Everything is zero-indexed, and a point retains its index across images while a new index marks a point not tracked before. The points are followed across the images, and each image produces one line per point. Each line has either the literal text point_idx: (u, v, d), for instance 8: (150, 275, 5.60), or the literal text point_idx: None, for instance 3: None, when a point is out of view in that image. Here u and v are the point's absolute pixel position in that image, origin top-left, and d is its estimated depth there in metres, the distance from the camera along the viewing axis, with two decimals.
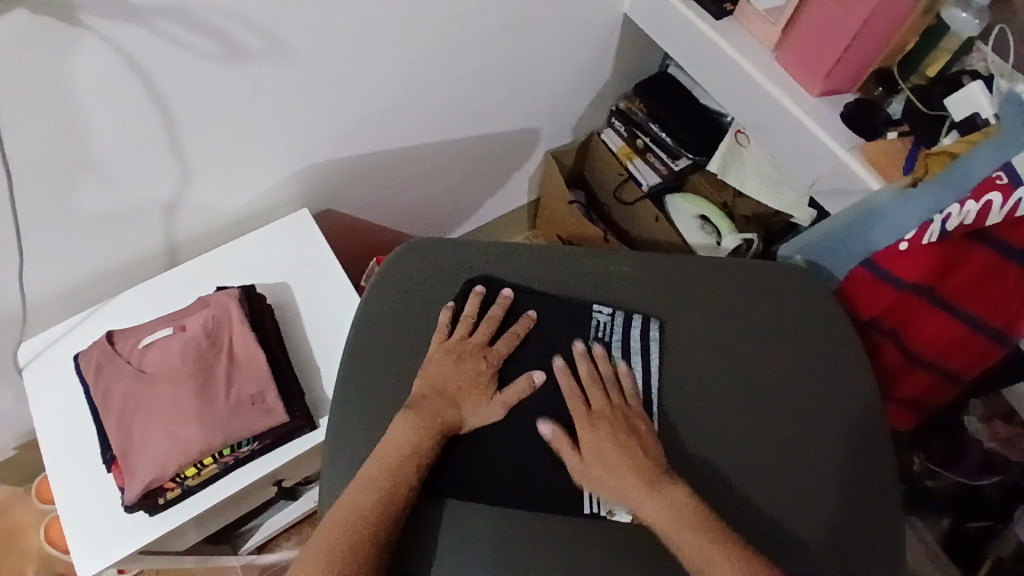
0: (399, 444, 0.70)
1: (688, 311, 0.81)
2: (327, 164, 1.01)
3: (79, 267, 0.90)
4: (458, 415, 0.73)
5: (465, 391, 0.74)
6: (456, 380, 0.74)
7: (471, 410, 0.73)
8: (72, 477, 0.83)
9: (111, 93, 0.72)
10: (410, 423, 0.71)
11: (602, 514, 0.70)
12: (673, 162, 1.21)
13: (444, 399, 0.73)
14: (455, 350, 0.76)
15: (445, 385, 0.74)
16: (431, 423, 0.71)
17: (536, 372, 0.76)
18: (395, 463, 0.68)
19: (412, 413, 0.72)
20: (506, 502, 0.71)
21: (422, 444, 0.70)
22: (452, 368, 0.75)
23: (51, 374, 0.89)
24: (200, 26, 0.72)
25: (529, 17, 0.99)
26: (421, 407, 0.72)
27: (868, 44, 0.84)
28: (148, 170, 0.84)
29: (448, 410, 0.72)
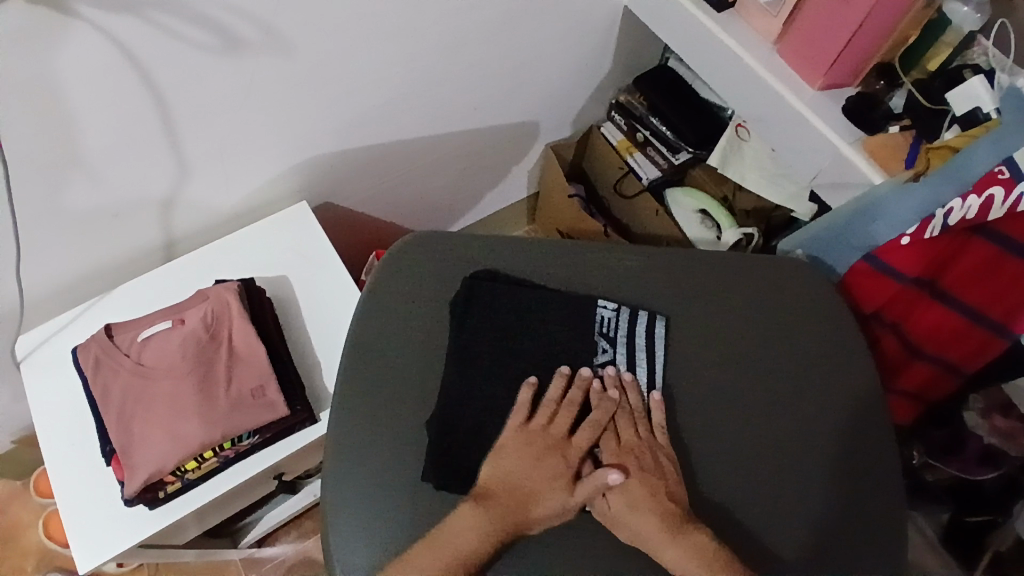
0: (455, 543, 0.67)
1: (689, 304, 0.81)
2: (327, 157, 1.01)
3: (76, 261, 0.89)
4: (526, 518, 0.69)
5: (507, 434, 0.73)
6: (531, 480, 0.70)
7: (546, 505, 0.70)
8: (71, 471, 0.83)
9: (108, 86, 0.72)
10: (474, 525, 0.67)
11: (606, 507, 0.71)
12: (673, 156, 1.21)
13: (518, 502, 0.69)
14: (530, 439, 0.72)
15: (518, 483, 0.70)
16: (501, 529, 0.68)
17: (614, 471, 0.71)
18: (448, 562, 0.66)
19: (475, 514, 0.68)
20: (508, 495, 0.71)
21: (483, 548, 0.67)
22: (531, 465, 0.71)
23: (49, 369, 0.88)
24: (198, 18, 0.71)
25: (529, 10, 0.98)
26: (487, 507, 0.68)
27: (871, 38, 0.84)
28: (147, 163, 0.83)
29: (480, 461, 0.71)
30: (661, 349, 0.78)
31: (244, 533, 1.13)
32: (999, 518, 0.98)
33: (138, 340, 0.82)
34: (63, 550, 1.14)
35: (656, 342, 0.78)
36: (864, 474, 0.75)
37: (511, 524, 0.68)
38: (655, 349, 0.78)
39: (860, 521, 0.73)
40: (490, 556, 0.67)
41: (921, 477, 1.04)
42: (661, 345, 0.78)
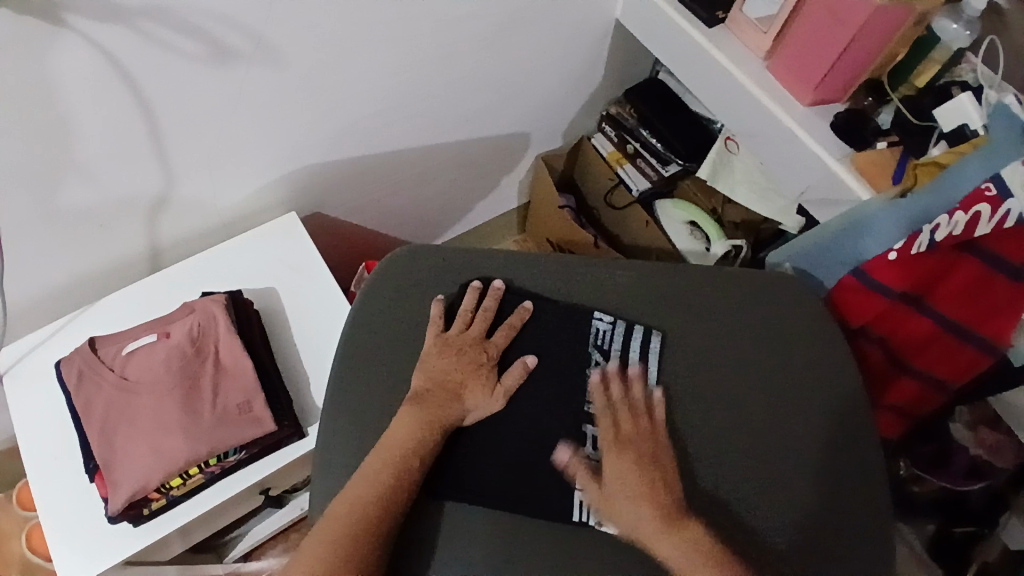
0: (401, 441, 0.70)
1: (681, 322, 0.81)
2: (317, 168, 1.00)
3: (60, 271, 0.88)
4: (459, 406, 0.73)
5: (467, 381, 0.74)
6: (456, 372, 0.74)
7: (465, 393, 0.74)
8: (53, 485, 0.82)
9: (94, 94, 0.71)
10: (409, 417, 0.71)
11: (593, 524, 0.70)
12: (662, 167, 1.21)
13: (448, 392, 0.74)
14: (452, 342, 0.77)
15: (446, 378, 0.74)
16: (430, 415, 0.72)
17: (527, 355, 0.77)
18: (397, 460, 0.69)
19: (414, 410, 0.72)
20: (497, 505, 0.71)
21: (426, 437, 0.70)
22: (451, 362, 0.75)
23: (32, 381, 0.87)
24: (187, 28, 0.71)
25: (521, 22, 0.99)
26: (423, 403, 0.72)
27: (859, 56, 0.84)
28: (134, 172, 0.82)
29: (450, 403, 0.73)
30: (655, 363, 0.78)
31: (228, 547, 1.11)
32: (984, 530, 1.00)
33: (123, 354, 0.81)
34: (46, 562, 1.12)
35: (652, 356, 0.78)
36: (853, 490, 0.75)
37: (442, 411, 0.72)
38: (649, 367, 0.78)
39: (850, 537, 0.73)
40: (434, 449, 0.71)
41: (908, 489, 1.05)
42: (656, 359, 0.78)
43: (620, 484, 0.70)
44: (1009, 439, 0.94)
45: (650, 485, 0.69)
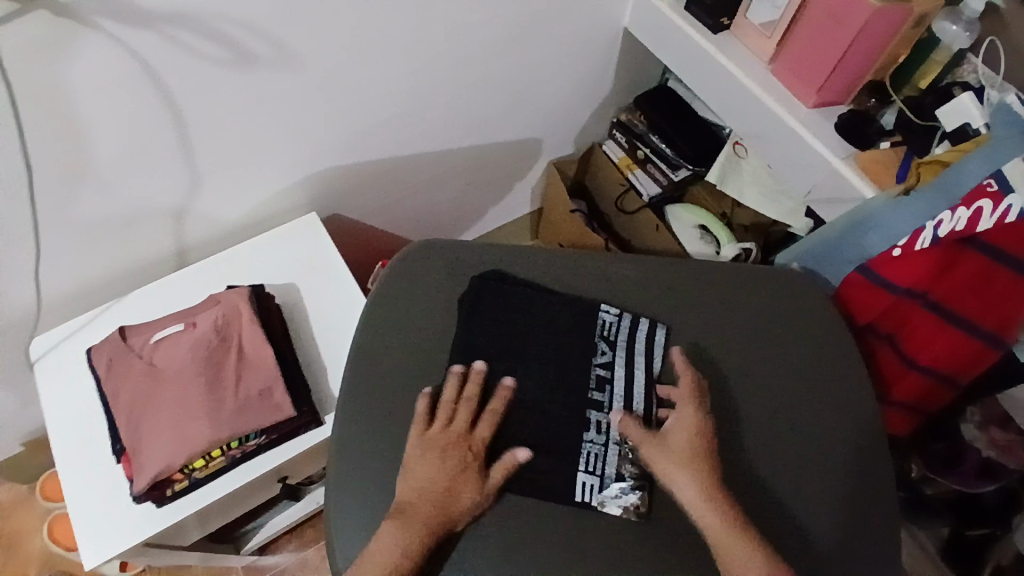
0: (385, 553, 0.66)
1: (680, 317, 0.83)
2: (336, 169, 1.05)
3: (92, 265, 0.92)
4: (450, 519, 0.69)
5: (453, 488, 0.70)
6: (442, 478, 0.70)
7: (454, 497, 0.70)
8: (81, 468, 0.85)
9: (128, 94, 0.75)
10: (395, 533, 0.67)
11: (595, 505, 0.72)
12: (672, 172, 1.24)
13: (438, 498, 0.69)
14: (435, 445, 0.72)
15: (432, 486, 0.70)
16: (419, 518, 0.68)
17: (519, 448, 0.73)
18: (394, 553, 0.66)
19: (403, 516, 0.68)
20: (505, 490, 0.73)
21: (419, 539, 0.67)
22: (438, 466, 0.71)
23: (64, 369, 0.91)
24: (215, 32, 0.75)
25: (531, 29, 1.03)
26: (410, 513, 0.68)
27: (861, 57, 0.87)
28: (162, 172, 0.87)
29: (436, 512, 0.69)
30: (659, 356, 0.81)
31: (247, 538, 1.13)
32: (998, 530, 0.99)
33: (151, 342, 0.85)
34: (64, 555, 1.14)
35: (656, 349, 0.81)
36: (858, 481, 0.76)
37: (432, 514, 0.68)
38: (653, 357, 0.80)
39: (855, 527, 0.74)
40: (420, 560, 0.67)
41: (919, 490, 1.04)
42: (660, 352, 0.81)
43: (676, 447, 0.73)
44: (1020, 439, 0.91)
45: (700, 457, 0.72)
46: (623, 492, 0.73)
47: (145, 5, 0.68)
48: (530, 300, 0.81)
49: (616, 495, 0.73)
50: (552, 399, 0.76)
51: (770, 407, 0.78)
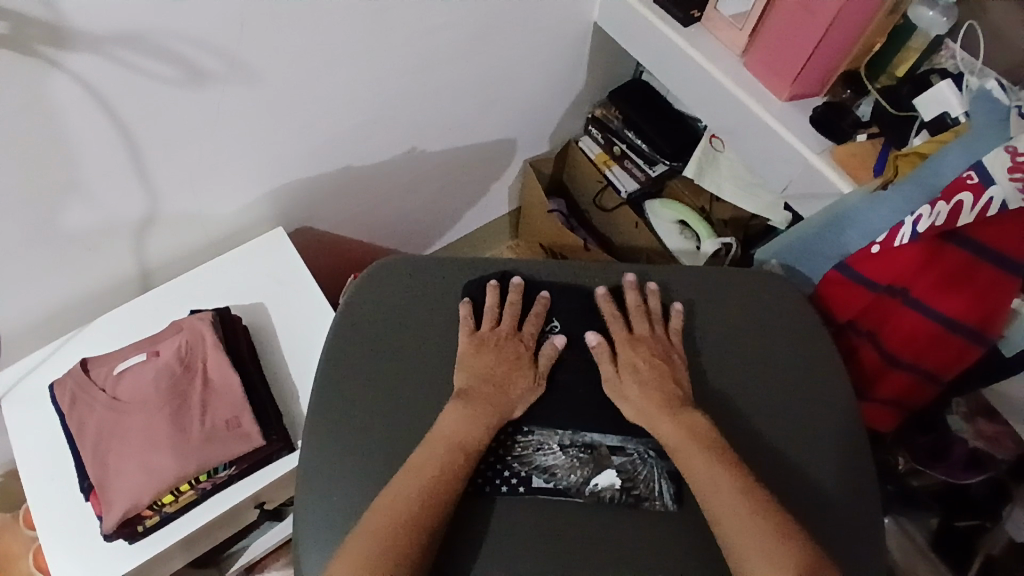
0: (456, 431, 0.71)
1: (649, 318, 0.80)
2: (300, 184, 1.01)
3: (53, 294, 0.90)
4: (506, 401, 0.74)
5: (510, 374, 0.76)
6: (499, 368, 0.76)
7: (513, 391, 0.75)
8: (52, 505, 0.83)
9: (76, 119, 0.72)
10: (455, 426, 0.71)
11: (610, 458, 0.73)
12: (650, 169, 1.20)
13: (493, 388, 0.74)
14: (498, 329, 0.79)
15: (489, 374, 0.75)
16: (477, 410, 0.72)
17: (556, 337, 0.79)
18: (442, 457, 0.69)
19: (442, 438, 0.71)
20: (520, 491, 0.71)
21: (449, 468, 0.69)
22: (493, 358, 0.76)
23: (27, 405, 0.88)
24: (160, 53, 0.72)
25: (497, 28, 0.99)
26: (471, 402, 0.73)
27: (833, 48, 0.84)
28: (116, 196, 0.84)
29: (499, 399, 0.74)
30: (495, 288, 0.82)
31: (233, 559, 1.12)
32: (988, 522, 0.99)
33: (114, 374, 0.82)
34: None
35: (487, 284, 0.82)
36: (863, 489, 0.73)
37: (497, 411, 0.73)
38: (398, 282, 0.82)
39: (857, 540, 0.71)
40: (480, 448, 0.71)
41: (907, 483, 1.04)
42: (489, 289, 0.82)
43: (635, 372, 0.75)
44: (1006, 429, 0.93)
45: (656, 376, 0.75)
46: (620, 444, 0.74)
47: (86, 28, 0.65)
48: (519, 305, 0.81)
49: (616, 467, 0.72)
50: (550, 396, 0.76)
51: (750, 398, 0.76)
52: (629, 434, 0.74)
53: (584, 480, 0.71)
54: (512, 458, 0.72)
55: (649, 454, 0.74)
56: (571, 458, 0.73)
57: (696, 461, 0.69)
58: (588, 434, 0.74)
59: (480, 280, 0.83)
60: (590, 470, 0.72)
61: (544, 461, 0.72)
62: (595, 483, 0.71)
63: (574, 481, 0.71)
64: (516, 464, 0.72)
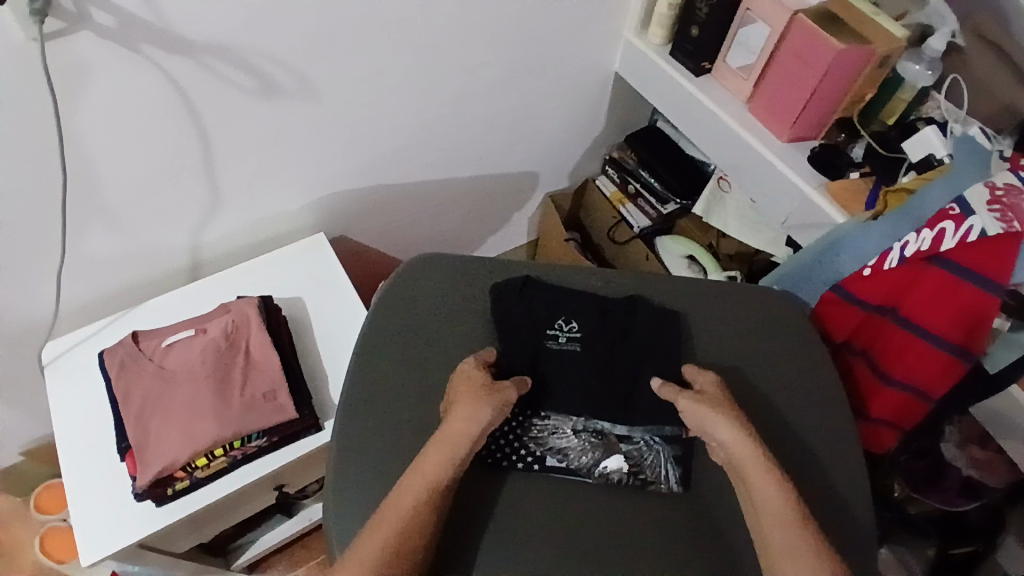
0: (398, 516, 0.68)
1: (654, 322, 0.86)
2: (344, 194, 1.11)
3: (112, 276, 0.98)
4: (470, 422, 0.73)
5: (466, 398, 0.75)
6: (458, 400, 0.76)
7: (466, 434, 0.73)
8: (86, 467, 0.88)
9: (161, 114, 0.83)
10: (409, 495, 0.69)
11: (619, 440, 0.80)
12: (662, 206, 1.29)
13: (458, 418, 0.74)
14: (460, 375, 0.79)
15: (451, 412, 0.75)
16: (453, 449, 0.72)
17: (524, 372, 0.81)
18: (407, 512, 0.68)
19: (408, 490, 0.70)
20: (535, 469, 0.78)
21: (412, 524, 0.67)
22: (453, 398, 0.77)
23: (72, 373, 0.95)
24: (241, 64, 0.83)
25: (529, 70, 1.12)
26: (443, 434, 0.73)
27: (828, 96, 0.95)
28: (181, 190, 0.93)
29: (460, 424, 0.73)
30: (520, 287, 0.88)
31: (240, 552, 1.14)
32: (982, 547, 1.02)
33: (162, 346, 0.89)
34: (55, 567, 1.19)
35: (515, 282, 0.88)
36: (854, 490, 0.78)
37: (461, 434, 0.73)
38: (427, 275, 0.91)
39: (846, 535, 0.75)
40: (427, 515, 0.68)
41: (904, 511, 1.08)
42: (516, 287, 0.88)
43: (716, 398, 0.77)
44: (999, 455, 0.97)
45: (732, 407, 0.77)
46: (629, 433, 0.81)
47: (187, 36, 0.77)
48: (542, 302, 0.87)
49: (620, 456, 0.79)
50: (567, 387, 0.82)
51: (749, 401, 0.83)
52: (636, 425, 0.81)
53: (594, 462, 0.78)
54: (529, 439, 0.79)
55: (654, 441, 0.80)
56: (583, 441, 0.80)
57: (766, 489, 0.71)
58: (599, 422, 0.81)
59: (507, 282, 0.89)
60: (600, 453, 0.79)
61: (558, 443, 0.79)
62: (605, 466, 0.78)
63: (585, 462, 0.78)
64: (533, 444, 0.79)
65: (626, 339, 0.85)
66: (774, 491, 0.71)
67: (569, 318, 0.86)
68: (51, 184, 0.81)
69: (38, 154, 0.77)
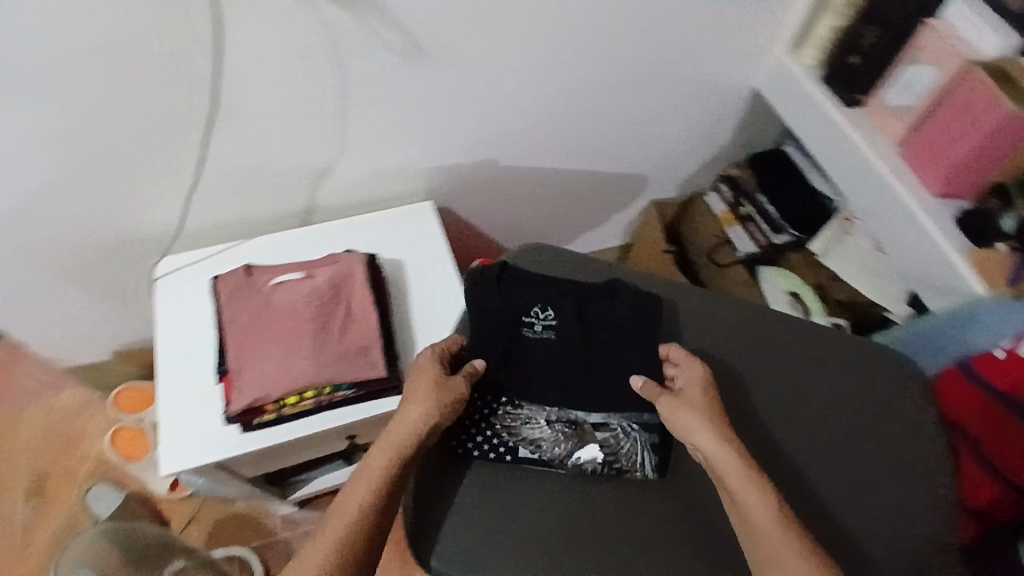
0: (356, 499, 0.73)
1: (640, 306, 0.86)
2: (460, 166, 1.12)
3: (235, 205, 1.03)
4: (421, 409, 0.78)
5: (416, 387, 0.79)
6: (412, 386, 0.80)
7: (416, 420, 0.77)
8: (182, 380, 0.93)
9: (312, 61, 0.85)
10: (366, 481, 0.74)
11: (591, 433, 0.82)
12: (774, 235, 1.23)
13: (408, 405, 0.78)
14: (418, 366, 0.82)
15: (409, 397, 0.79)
16: (404, 437, 0.77)
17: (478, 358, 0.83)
18: (366, 495, 0.73)
19: (367, 476, 0.75)
20: (507, 458, 0.81)
21: (371, 506, 0.73)
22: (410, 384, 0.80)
23: (183, 290, 1.00)
24: (398, 24, 0.84)
25: (669, 73, 1.08)
26: (397, 423, 0.78)
27: (994, 156, 0.87)
28: (313, 136, 0.96)
29: (412, 409, 0.78)
30: (499, 272, 0.88)
31: (294, 487, 1.20)
32: None
33: (270, 283, 0.93)
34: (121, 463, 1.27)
35: (490, 268, 0.88)
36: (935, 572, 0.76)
37: (411, 422, 0.77)
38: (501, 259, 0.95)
39: None
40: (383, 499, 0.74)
41: None
42: (493, 273, 0.87)
43: (690, 404, 0.78)
44: None
45: (713, 410, 0.78)
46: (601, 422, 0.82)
47: None
48: (518, 290, 0.87)
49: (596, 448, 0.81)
50: (543, 380, 0.84)
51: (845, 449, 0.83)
52: (612, 411, 0.83)
53: (567, 452, 0.81)
54: (501, 428, 0.82)
55: (632, 428, 0.82)
56: (556, 433, 0.82)
57: (753, 502, 0.72)
58: (574, 412, 0.83)
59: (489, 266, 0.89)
60: (573, 444, 0.81)
61: (530, 434, 0.82)
62: (577, 456, 0.81)
63: (559, 454, 0.81)
64: (504, 434, 0.82)
65: (606, 326, 0.86)
66: (762, 506, 0.72)
67: (546, 307, 0.86)
68: (186, 107, 0.85)
69: (180, 76, 0.81)
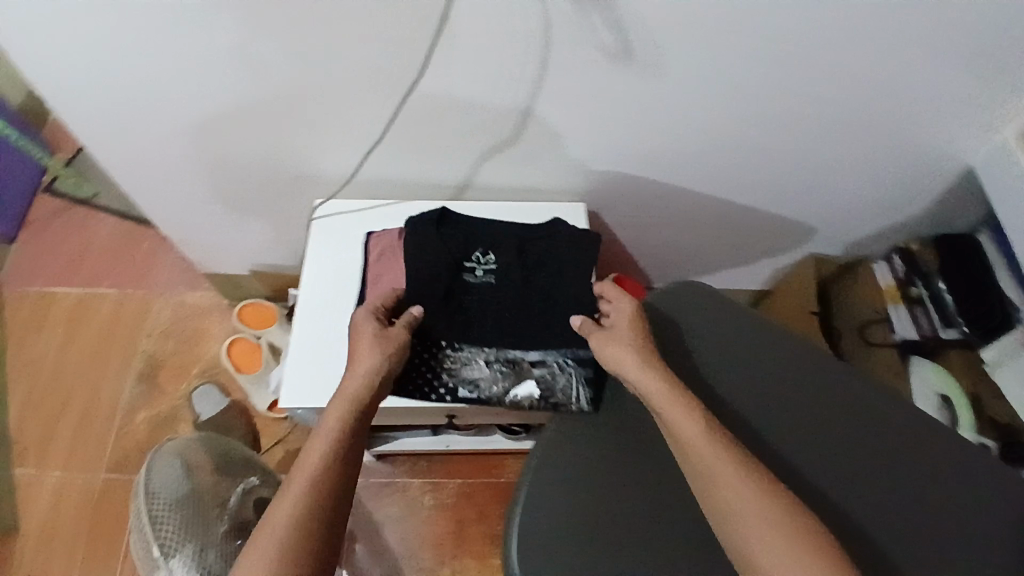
0: (318, 454, 0.75)
1: (574, 249, 0.98)
2: (623, 176, 1.08)
3: (402, 165, 1.06)
4: (362, 355, 0.84)
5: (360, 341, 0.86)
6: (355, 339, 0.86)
7: (364, 373, 0.82)
8: (318, 321, 0.98)
9: (519, 47, 0.84)
10: (325, 435, 0.77)
11: (521, 377, 0.91)
12: (942, 327, 1.13)
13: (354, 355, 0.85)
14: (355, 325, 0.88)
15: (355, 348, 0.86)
16: (353, 390, 0.81)
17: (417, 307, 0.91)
18: (328, 450, 0.75)
19: (327, 433, 0.77)
20: (448, 399, 0.91)
21: (334, 459, 0.74)
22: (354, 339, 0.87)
23: (336, 236, 1.06)
24: (617, 25, 0.81)
25: (878, 128, 0.99)
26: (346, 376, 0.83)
27: None
28: (495, 117, 0.96)
29: (357, 359, 0.84)
30: (438, 213, 1.01)
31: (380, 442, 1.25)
32: None
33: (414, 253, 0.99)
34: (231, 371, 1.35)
35: (433, 213, 1.01)
36: None
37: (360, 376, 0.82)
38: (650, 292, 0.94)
39: None
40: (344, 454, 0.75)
41: None
42: (436, 215, 1.01)
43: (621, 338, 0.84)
44: None
45: (647, 347, 0.82)
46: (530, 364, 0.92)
47: None
48: (456, 238, 0.99)
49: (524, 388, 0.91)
50: (494, 333, 0.93)
51: None
52: (548, 352, 0.92)
53: (505, 390, 0.91)
54: (443, 371, 0.92)
55: (566, 364, 0.91)
56: (495, 373, 0.92)
57: (705, 456, 0.71)
58: (512, 352, 0.93)
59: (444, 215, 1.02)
60: (511, 382, 0.91)
61: (469, 375, 0.92)
62: (515, 393, 0.91)
63: (495, 392, 0.91)
64: (445, 377, 0.91)
65: (542, 266, 0.98)
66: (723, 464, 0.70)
67: (485, 254, 0.98)
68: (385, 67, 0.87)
69: (381, 40, 0.83)
